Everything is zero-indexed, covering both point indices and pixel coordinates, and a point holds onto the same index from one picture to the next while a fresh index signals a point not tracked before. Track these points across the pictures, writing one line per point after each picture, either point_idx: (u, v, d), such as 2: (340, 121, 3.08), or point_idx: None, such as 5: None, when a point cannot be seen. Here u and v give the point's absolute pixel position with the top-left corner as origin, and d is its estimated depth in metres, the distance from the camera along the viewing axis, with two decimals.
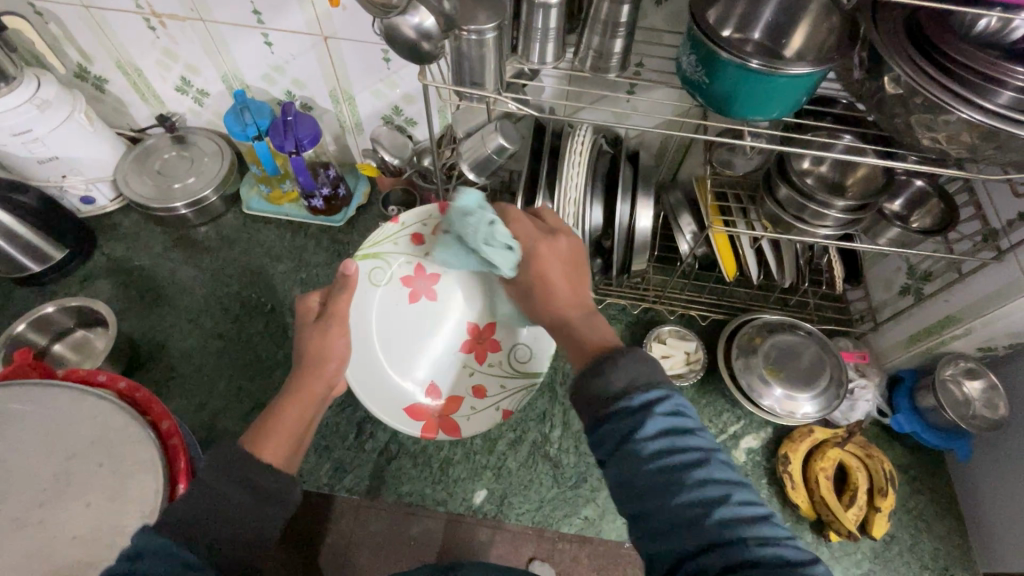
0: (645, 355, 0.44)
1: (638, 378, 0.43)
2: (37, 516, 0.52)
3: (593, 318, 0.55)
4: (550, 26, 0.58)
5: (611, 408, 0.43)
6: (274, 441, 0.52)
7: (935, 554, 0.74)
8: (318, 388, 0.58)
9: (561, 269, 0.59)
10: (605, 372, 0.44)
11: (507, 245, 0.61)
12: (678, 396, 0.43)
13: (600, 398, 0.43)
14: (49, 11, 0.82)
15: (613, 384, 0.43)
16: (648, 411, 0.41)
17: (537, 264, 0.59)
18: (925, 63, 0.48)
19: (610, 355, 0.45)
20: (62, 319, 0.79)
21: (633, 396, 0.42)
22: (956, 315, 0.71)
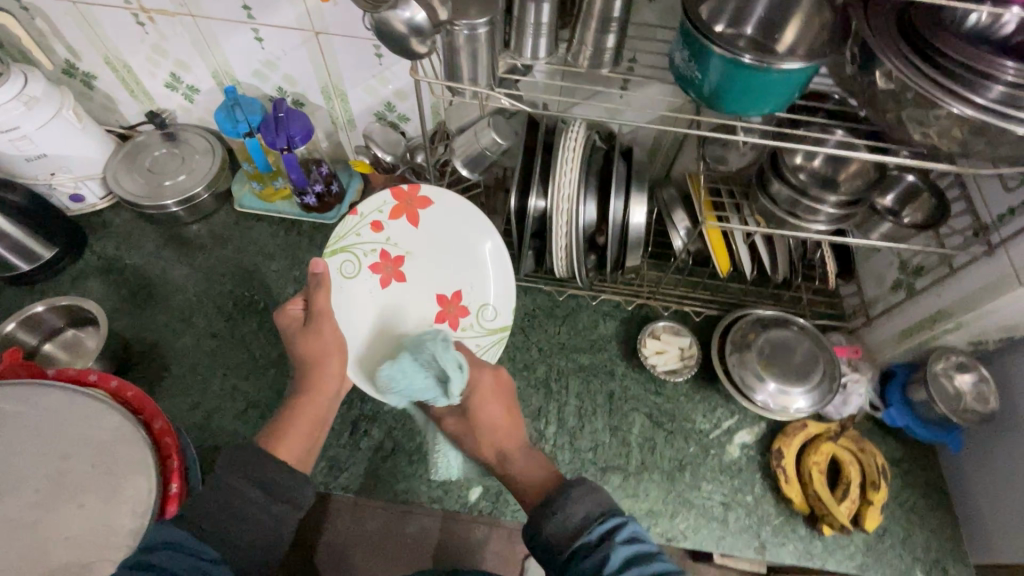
0: (596, 485, 0.51)
1: (592, 511, 0.49)
2: (29, 517, 0.51)
3: (530, 456, 0.62)
4: (542, 22, 0.58)
5: (570, 547, 0.48)
6: (291, 444, 0.58)
7: (926, 546, 0.75)
8: (329, 387, 0.64)
9: (499, 407, 0.66)
10: (560, 510, 0.50)
11: (460, 366, 0.65)
12: (632, 523, 0.49)
13: (562, 540, 0.49)
14: (35, 6, 0.81)
15: (573, 517, 0.49)
16: (608, 544, 0.47)
17: (476, 411, 0.66)
18: (916, 58, 0.49)
19: (559, 492, 0.51)
20: (52, 318, 0.79)
21: (590, 530, 0.48)
22: (946, 309, 0.72)
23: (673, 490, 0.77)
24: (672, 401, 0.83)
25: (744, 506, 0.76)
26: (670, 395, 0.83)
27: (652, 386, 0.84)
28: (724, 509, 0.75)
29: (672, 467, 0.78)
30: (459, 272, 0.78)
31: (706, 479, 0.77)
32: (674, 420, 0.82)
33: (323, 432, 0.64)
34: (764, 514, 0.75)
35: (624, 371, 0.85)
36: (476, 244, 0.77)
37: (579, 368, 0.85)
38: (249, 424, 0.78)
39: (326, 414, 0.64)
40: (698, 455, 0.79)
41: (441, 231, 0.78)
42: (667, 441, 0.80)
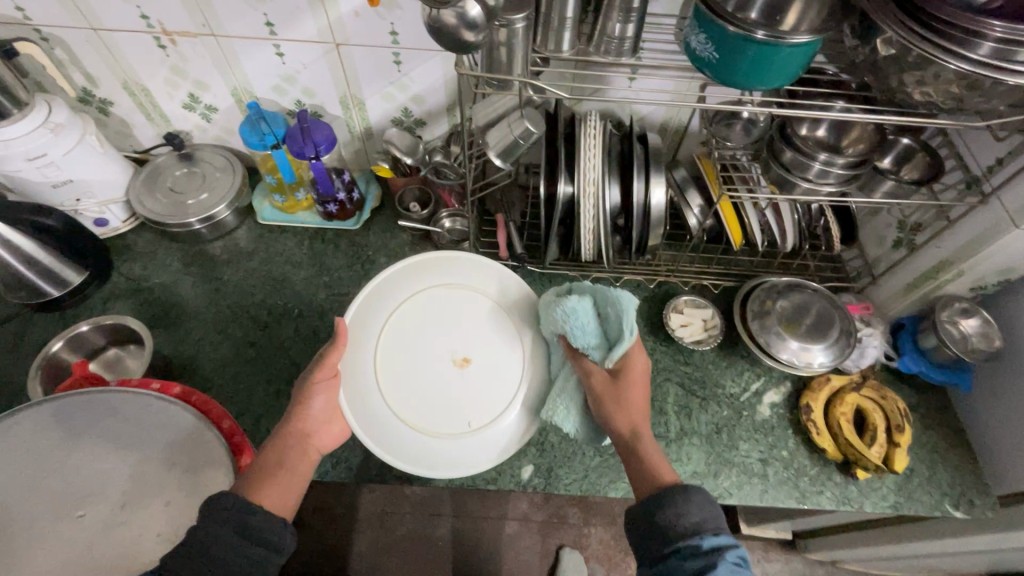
0: (711, 501, 0.55)
1: (708, 520, 0.53)
2: (119, 517, 0.53)
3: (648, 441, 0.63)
4: (567, 16, 0.63)
5: (678, 543, 0.52)
6: (262, 490, 0.55)
7: (951, 482, 0.80)
8: (297, 432, 0.62)
9: (636, 392, 0.67)
10: (674, 504, 0.54)
11: (632, 333, 0.67)
12: (743, 549, 0.51)
13: (669, 532, 0.53)
14: (55, 36, 0.82)
15: (686, 519, 0.53)
16: (717, 556, 0.50)
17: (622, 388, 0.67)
18: (914, 24, 0.55)
19: (679, 491, 0.55)
20: (94, 337, 0.79)
21: (704, 538, 0.51)
22: (949, 258, 0.78)
23: (714, 452, 0.80)
24: (701, 369, 0.87)
25: (781, 460, 0.80)
26: (699, 364, 0.88)
27: (680, 357, 0.88)
28: (764, 465, 0.79)
29: (709, 430, 0.82)
30: (484, 351, 0.77)
31: (743, 439, 0.81)
32: (706, 387, 0.86)
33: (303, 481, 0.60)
34: (800, 466, 0.80)
35: (653, 345, 0.89)
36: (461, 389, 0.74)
37: None
38: None
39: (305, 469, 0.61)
40: (732, 417, 0.83)
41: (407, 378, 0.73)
42: (702, 407, 0.84)
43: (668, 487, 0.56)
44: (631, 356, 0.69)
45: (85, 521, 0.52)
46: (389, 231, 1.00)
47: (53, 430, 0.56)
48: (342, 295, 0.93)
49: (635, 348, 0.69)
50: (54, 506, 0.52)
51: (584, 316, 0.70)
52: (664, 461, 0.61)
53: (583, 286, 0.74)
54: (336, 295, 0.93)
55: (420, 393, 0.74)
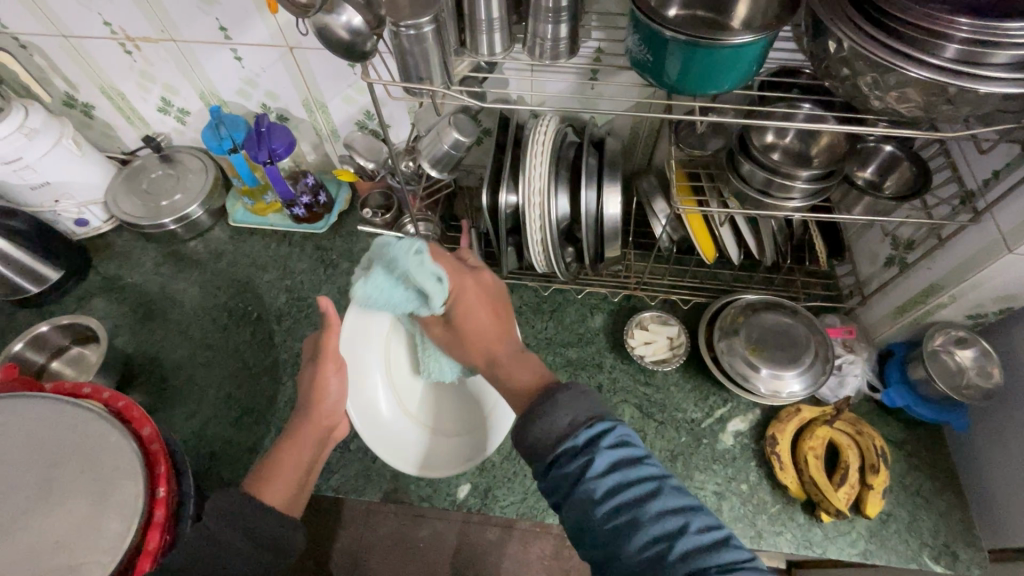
0: (585, 393, 0.48)
1: (581, 416, 0.47)
2: (27, 521, 0.54)
3: (520, 356, 0.58)
4: (493, 17, 0.59)
5: (556, 452, 0.46)
6: (279, 491, 0.59)
7: (935, 531, 0.71)
8: (320, 432, 0.66)
9: (484, 313, 0.61)
10: (548, 416, 0.47)
11: (439, 279, 0.58)
12: (621, 427, 0.47)
13: (546, 443, 0.46)
14: (32, 43, 0.85)
15: (557, 423, 0.47)
16: (593, 448, 0.45)
17: (460, 302, 0.60)
18: (868, 26, 0.48)
19: (549, 394, 0.49)
20: (56, 336, 0.83)
21: (578, 434, 0.46)
22: (939, 282, 0.69)
23: None
24: (662, 391, 0.82)
25: (738, 494, 0.74)
26: (660, 385, 0.82)
27: (641, 377, 0.83)
28: (718, 499, 0.74)
29: (663, 457, 0.77)
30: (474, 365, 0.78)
31: (699, 469, 0.76)
32: (664, 410, 0.81)
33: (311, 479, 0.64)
34: (760, 502, 0.73)
35: (611, 363, 0.85)
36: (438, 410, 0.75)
37: (567, 362, 0.85)
38: (245, 430, 0.80)
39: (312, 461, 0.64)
40: (689, 445, 0.77)
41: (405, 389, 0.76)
42: (657, 432, 0.79)
43: (535, 398, 0.50)
44: (457, 290, 0.60)
45: None
46: (355, 236, 1.00)
47: None
48: (303, 299, 0.93)
49: (462, 278, 0.61)
50: None
51: (386, 285, 0.60)
52: (527, 367, 0.56)
53: (373, 244, 0.62)
54: (295, 299, 0.93)
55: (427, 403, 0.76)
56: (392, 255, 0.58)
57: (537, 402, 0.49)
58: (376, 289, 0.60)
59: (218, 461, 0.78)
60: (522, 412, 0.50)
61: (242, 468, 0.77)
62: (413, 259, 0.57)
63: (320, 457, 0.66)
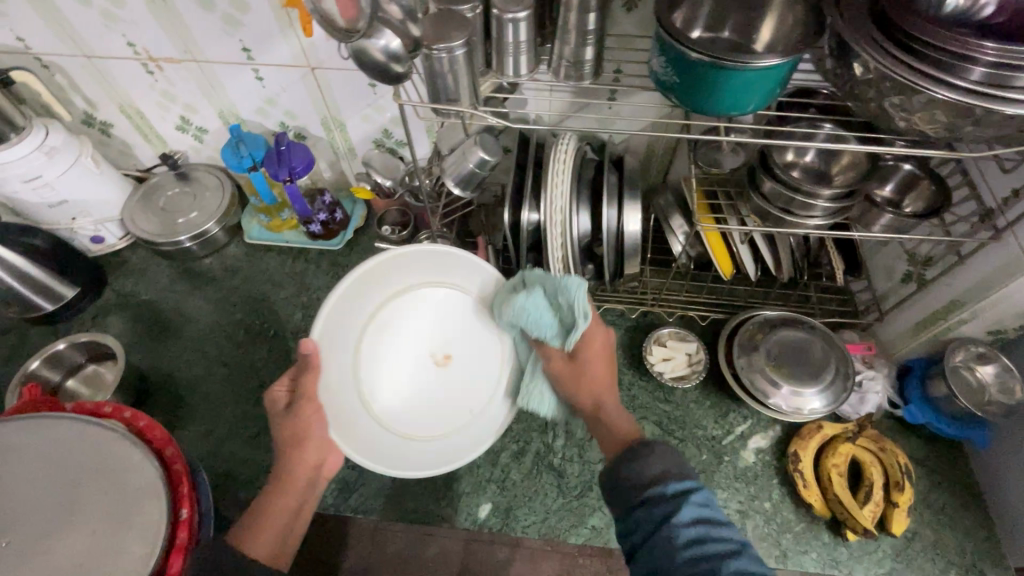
0: (675, 449, 0.52)
1: (671, 469, 0.50)
2: (47, 544, 0.53)
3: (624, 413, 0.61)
4: (520, 40, 0.60)
5: (645, 493, 0.50)
6: (261, 543, 0.56)
7: (961, 550, 0.71)
8: (306, 473, 0.61)
9: (603, 364, 0.64)
10: (643, 459, 0.51)
11: (586, 316, 0.62)
12: (706, 488, 0.50)
13: (638, 484, 0.51)
14: (53, 63, 0.86)
15: (652, 470, 0.51)
16: (682, 499, 0.48)
17: (591, 341, 0.64)
18: (892, 48, 0.49)
19: (647, 444, 0.53)
20: (73, 354, 0.83)
21: (669, 484, 0.49)
22: (959, 299, 0.70)
23: None
24: (681, 407, 0.82)
25: (762, 513, 0.73)
26: (679, 402, 0.82)
27: (660, 394, 0.83)
28: (742, 517, 0.73)
29: None
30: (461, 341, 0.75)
31: (721, 487, 0.75)
32: (685, 426, 0.80)
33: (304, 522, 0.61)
34: (783, 521, 0.73)
35: (630, 379, 0.84)
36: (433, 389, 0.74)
37: None
38: (262, 449, 0.80)
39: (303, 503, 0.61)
40: (710, 462, 0.77)
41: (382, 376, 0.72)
42: (679, 449, 0.78)
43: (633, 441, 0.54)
44: (592, 335, 0.64)
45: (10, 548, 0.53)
46: (370, 253, 1.00)
47: None
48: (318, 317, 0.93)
49: (594, 329, 0.64)
50: None
51: (536, 310, 0.64)
52: (627, 421, 0.60)
53: (533, 274, 0.67)
54: (311, 317, 0.93)
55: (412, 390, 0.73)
56: (560, 295, 0.64)
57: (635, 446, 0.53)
58: (534, 309, 0.64)
59: (235, 481, 0.77)
60: (612, 457, 0.55)
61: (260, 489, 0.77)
62: (574, 293, 0.63)
63: (310, 498, 0.61)
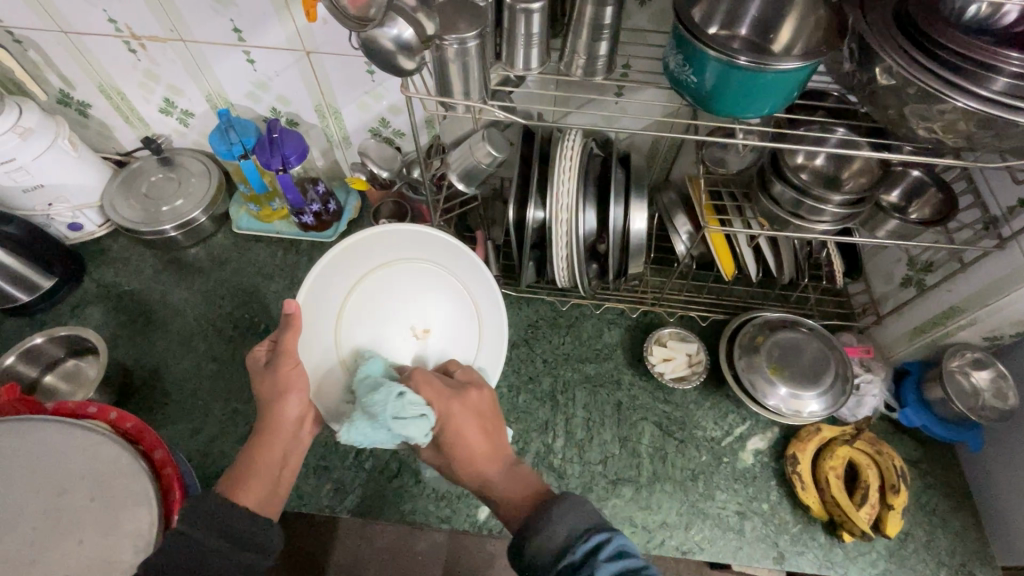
0: (580, 499, 0.50)
1: (577, 526, 0.48)
2: (29, 555, 0.50)
3: (511, 472, 0.59)
4: (532, 32, 0.57)
5: (554, 567, 0.47)
6: (252, 489, 0.56)
7: (952, 551, 0.72)
8: (289, 428, 0.59)
9: (476, 430, 0.59)
10: (547, 527, 0.49)
11: (423, 416, 0.56)
12: (619, 538, 0.47)
13: (546, 555, 0.47)
14: (27, 38, 0.81)
15: (554, 538, 0.48)
16: (593, 560, 0.45)
17: (450, 423, 0.58)
18: (918, 54, 0.48)
19: (547, 506, 0.50)
20: (51, 348, 0.79)
21: (577, 547, 0.47)
22: (959, 305, 0.70)
23: (687, 501, 0.75)
24: (681, 409, 0.82)
25: (760, 514, 0.74)
26: (679, 403, 0.82)
27: (660, 394, 0.83)
28: (741, 519, 0.74)
29: (685, 477, 0.76)
30: (445, 324, 0.71)
31: (720, 488, 0.76)
32: (685, 428, 0.80)
33: (292, 473, 0.60)
34: (781, 522, 0.73)
35: (630, 379, 0.84)
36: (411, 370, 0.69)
37: (586, 379, 0.84)
38: None
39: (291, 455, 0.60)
40: (710, 464, 0.77)
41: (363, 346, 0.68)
42: (678, 451, 0.78)
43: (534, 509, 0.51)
44: (446, 418, 0.58)
45: None
46: None
47: None
48: None
49: (448, 403, 0.59)
50: None
51: (372, 434, 0.56)
52: (520, 482, 0.58)
53: (365, 382, 0.60)
54: None
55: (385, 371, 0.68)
56: (374, 397, 0.56)
57: (534, 513, 0.50)
58: (364, 437, 0.56)
59: None
60: (515, 532, 0.51)
61: None
62: (396, 399, 0.56)
63: (296, 451, 0.60)
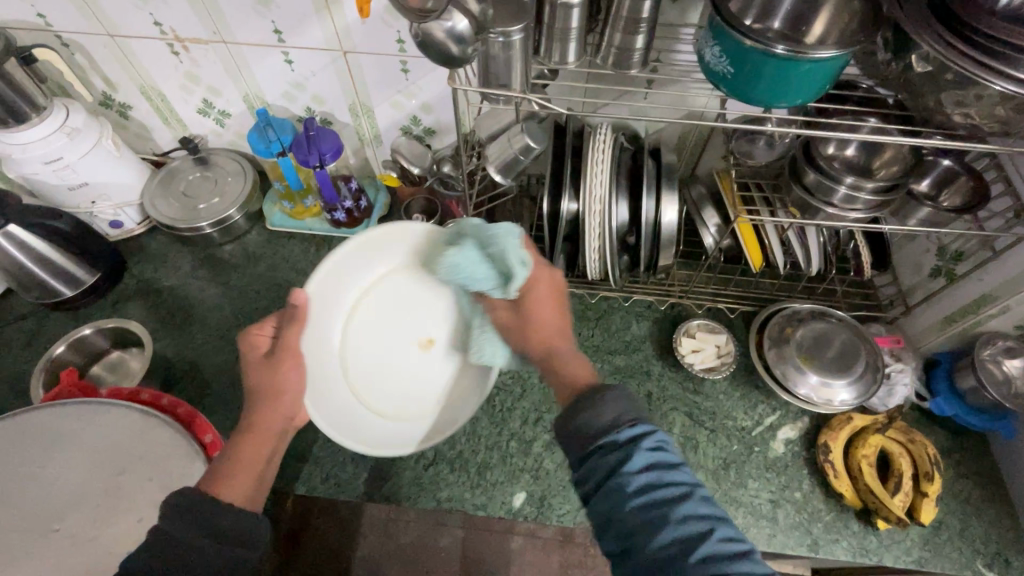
0: (626, 391, 0.48)
1: (626, 414, 0.46)
2: (91, 532, 0.52)
3: (576, 354, 0.57)
4: (572, 25, 0.59)
5: (596, 442, 0.46)
6: (234, 482, 0.52)
7: (987, 539, 0.72)
8: (278, 423, 0.58)
9: (550, 310, 0.62)
10: (594, 406, 0.47)
11: (524, 262, 0.62)
12: (661, 432, 0.46)
13: (589, 432, 0.46)
14: (75, 42, 0.84)
15: (599, 420, 0.46)
16: (634, 446, 0.44)
17: (531, 299, 0.62)
18: (954, 39, 0.48)
19: (596, 390, 0.48)
20: (97, 340, 0.81)
21: (621, 430, 0.45)
22: (990, 294, 0.72)
23: (719, 488, 0.75)
24: (711, 399, 0.82)
25: (793, 502, 0.74)
26: (709, 394, 0.83)
27: (690, 385, 0.84)
28: (773, 507, 0.74)
29: (716, 466, 0.77)
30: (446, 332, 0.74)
31: (752, 477, 0.76)
32: (715, 417, 0.81)
33: (273, 475, 0.56)
34: (814, 510, 0.74)
35: (660, 370, 0.85)
36: (410, 376, 0.73)
37: (615, 370, 0.85)
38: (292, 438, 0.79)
39: (275, 451, 0.57)
40: (741, 452, 0.78)
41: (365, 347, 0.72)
42: (709, 440, 0.79)
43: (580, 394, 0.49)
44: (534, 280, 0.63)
45: (59, 536, 0.52)
46: None
47: (33, 438, 0.56)
48: None
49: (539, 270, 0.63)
50: (31, 519, 0.52)
51: (470, 265, 0.64)
52: (582, 366, 0.55)
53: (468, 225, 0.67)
54: None
55: (384, 376, 0.72)
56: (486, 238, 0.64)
57: (585, 396, 0.49)
58: (464, 264, 0.64)
59: None
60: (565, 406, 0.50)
61: (292, 477, 0.76)
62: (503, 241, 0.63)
63: (281, 448, 0.58)
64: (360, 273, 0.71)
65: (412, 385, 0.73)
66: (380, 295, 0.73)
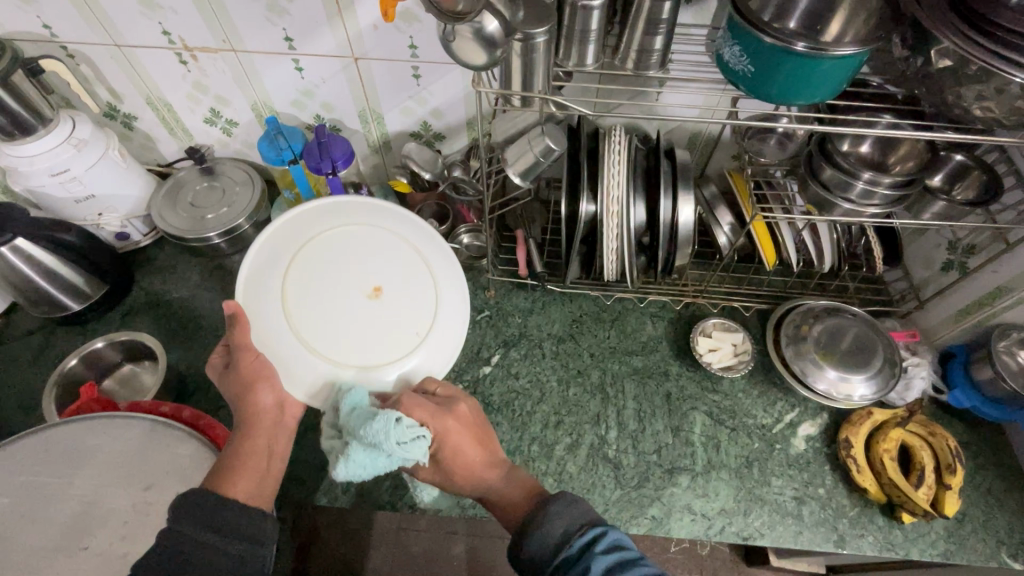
0: (575, 498, 0.54)
1: (575, 521, 0.53)
2: (123, 549, 0.51)
3: (512, 475, 0.61)
4: (590, 28, 0.59)
5: (555, 559, 0.51)
6: (239, 478, 0.52)
7: (1010, 530, 0.72)
8: (268, 414, 0.58)
9: (471, 445, 0.61)
10: (543, 525, 0.53)
11: (418, 436, 0.56)
12: (614, 532, 0.52)
13: (546, 549, 0.52)
14: (81, 53, 0.83)
15: (552, 533, 0.52)
16: (589, 552, 0.50)
17: (448, 447, 0.60)
18: (974, 34, 0.49)
19: (542, 506, 0.54)
20: (109, 353, 0.80)
21: (573, 541, 0.51)
22: (1006, 285, 0.73)
23: (744, 487, 0.75)
24: (730, 397, 0.83)
25: (818, 499, 0.74)
26: (728, 392, 0.83)
27: (708, 384, 0.84)
28: (798, 504, 0.74)
29: (739, 465, 0.77)
30: (393, 274, 0.70)
31: (776, 474, 0.76)
32: (735, 416, 0.81)
33: (281, 466, 0.57)
34: (839, 506, 0.74)
35: (677, 370, 0.85)
36: (378, 327, 0.68)
37: (634, 371, 0.85)
38: (311, 447, 0.78)
39: (276, 443, 0.57)
40: (764, 450, 0.78)
41: (317, 316, 0.66)
42: (731, 439, 0.79)
43: (527, 510, 0.55)
44: (443, 433, 0.60)
45: (89, 555, 0.50)
46: None
47: (58, 455, 0.54)
48: None
49: (442, 421, 0.60)
50: (57, 539, 0.50)
51: (368, 459, 0.55)
52: (520, 485, 0.60)
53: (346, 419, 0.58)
54: None
55: (345, 338, 0.66)
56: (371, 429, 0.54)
57: (529, 515, 0.54)
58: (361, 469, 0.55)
59: (283, 481, 0.75)
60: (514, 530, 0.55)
61: (312, 487, 0.75)
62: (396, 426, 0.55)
63: (281, 440, 0.58)
64: (270, 272, 0.64)
65: (381, 336, 0.68)
66: (312, 262, 0.67)
